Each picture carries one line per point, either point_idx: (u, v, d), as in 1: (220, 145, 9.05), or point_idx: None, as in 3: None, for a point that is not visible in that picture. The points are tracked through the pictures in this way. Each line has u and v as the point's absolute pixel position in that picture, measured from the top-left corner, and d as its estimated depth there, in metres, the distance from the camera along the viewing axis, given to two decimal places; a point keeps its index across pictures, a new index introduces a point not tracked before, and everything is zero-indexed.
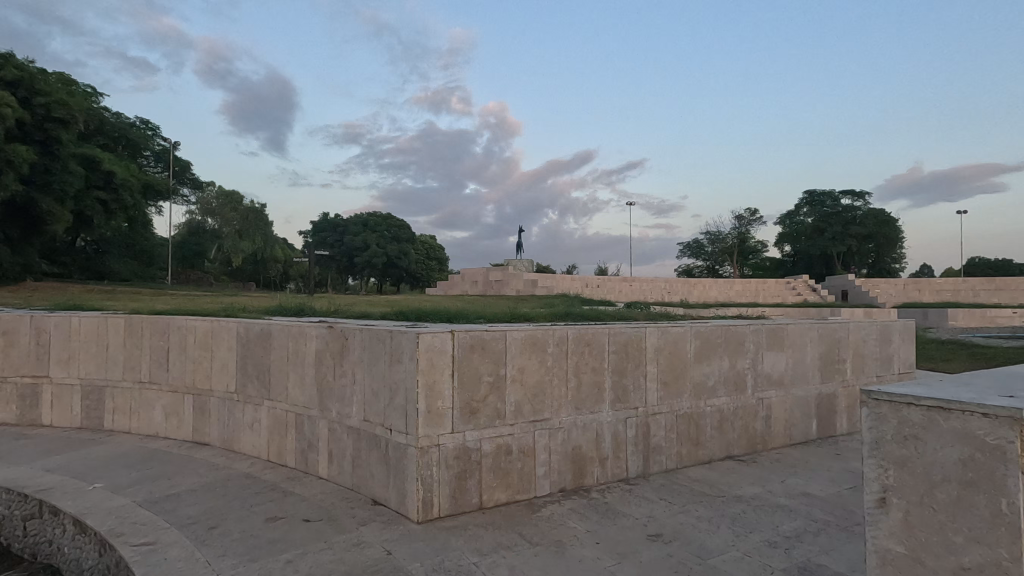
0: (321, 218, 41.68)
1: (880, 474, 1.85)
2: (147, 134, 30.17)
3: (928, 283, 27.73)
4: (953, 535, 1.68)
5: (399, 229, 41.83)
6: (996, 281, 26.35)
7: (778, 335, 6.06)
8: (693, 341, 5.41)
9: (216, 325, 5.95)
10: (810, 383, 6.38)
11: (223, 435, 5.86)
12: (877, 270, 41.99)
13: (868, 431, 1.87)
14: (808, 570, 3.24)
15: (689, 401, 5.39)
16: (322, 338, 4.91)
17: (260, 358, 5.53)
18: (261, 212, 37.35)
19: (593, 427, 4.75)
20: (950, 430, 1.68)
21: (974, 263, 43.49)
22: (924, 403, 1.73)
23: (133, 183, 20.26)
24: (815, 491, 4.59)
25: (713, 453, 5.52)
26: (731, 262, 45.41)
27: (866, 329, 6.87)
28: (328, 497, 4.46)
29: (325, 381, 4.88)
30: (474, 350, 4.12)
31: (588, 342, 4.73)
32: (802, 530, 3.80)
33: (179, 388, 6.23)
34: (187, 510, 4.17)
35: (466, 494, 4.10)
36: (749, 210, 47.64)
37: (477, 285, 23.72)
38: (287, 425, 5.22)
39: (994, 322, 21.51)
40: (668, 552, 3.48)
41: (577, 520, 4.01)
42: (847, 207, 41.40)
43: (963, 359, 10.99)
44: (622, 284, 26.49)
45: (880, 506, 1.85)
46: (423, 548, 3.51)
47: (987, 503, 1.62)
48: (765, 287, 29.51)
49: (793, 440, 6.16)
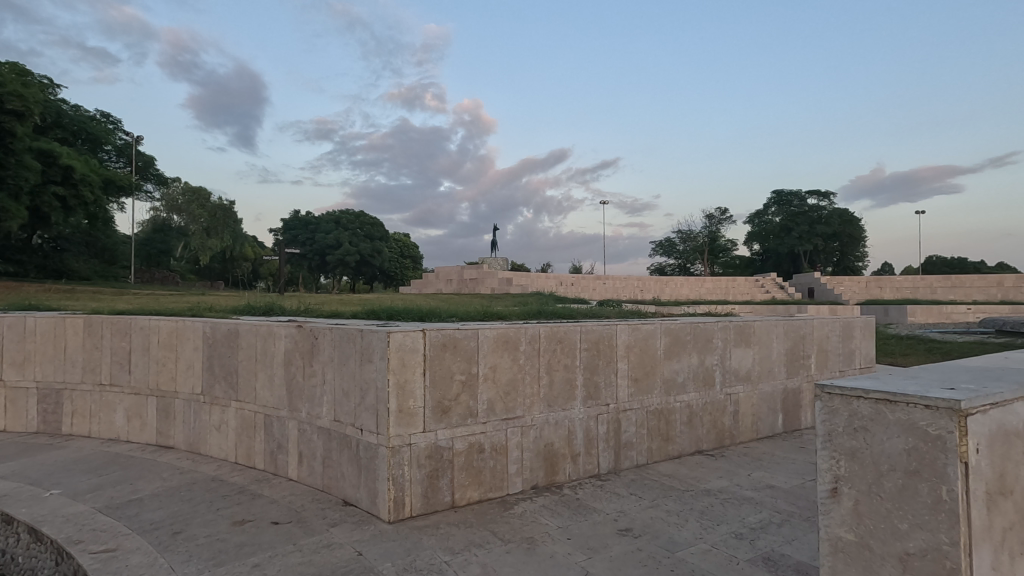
0: (292, 216, 40.69)
1: (832, 465, 1.92)
2: (108, 128, 29.18)
3: (890, 281, 28.78)
4: (899, 522, 1.75)
5: (372, 227, 41.38)
6: (953, 280, 27.49)
7: (745, 331, 6.21)
8: (663, 338, 5.49)
9: (182, 324, 5.79)
10: (776, 378, 6.55)
11: (188, 438, 5.72)
12: (842, 268, 43.35)
13: (822, 423, 1.95)
14: (772, 560, 3.33)
15: (660, 398, 5.48)
16: (290, 337, 4.83)
17: (227, 358, 5.41)
18: (229, 210, 36.42)
19: (565, 424, 4.80)
20: (896, 422, 1.75)
21: (931, 261, 45.22)
22: (873, 396, 1.80)
23: (94, 179, 19.50)
24: (779, 484, 4.72)
25: (683, 448, 5.63)
26: (702, 261, 46.40)
27: (829, 325, 7.09)
28: (298, 499, 4.40)
29: (294, 380, 4.80)
30: (445, 348, 4.11)
31: (560, 340, 4.76)
32: (766, 522, 3.91)
33: (143, 390, 6.06)
34: (150, 515, 4.06)
35: (438, 493, 4.09)
36: (719, 210, 48.65)
37: (452, 284, 23.66)
38: (256, 426, 5.13)
39: (950, 318, 22.43)
40: (637, 546, 3.54)
41: (549, 517, 4.03)
42: (814, 207, 42.47)
43: (921, 354, 11.45)
44: (596, 283, 26.83)
45: (832, 496, 1.93)
46: (394, 548, 3.49)
47: (929, 490, 1.68)
48: (736, 285, 30.16)
49: (760, 433, 6.33)
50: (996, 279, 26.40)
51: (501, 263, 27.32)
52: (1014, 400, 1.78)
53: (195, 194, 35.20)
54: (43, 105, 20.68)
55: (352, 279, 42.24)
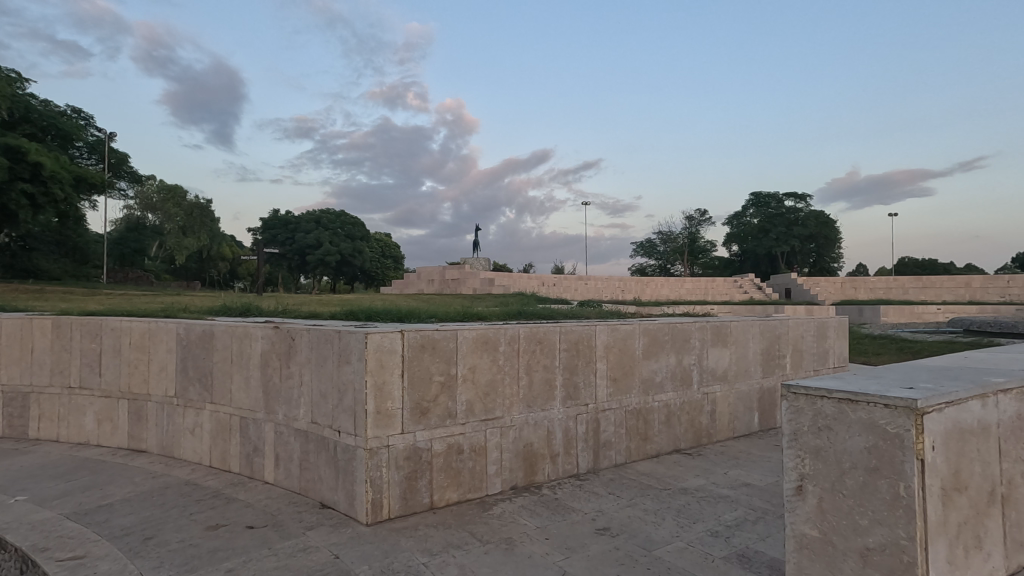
0: (271, 215, 39.93)
1: (798, 464, 1.97)
2: (80, 125, 28.45)
3: (863, 282, 29.49)
4: (860, 518, 1.80)
5: (353, 227, 41.00)
6: (924, 281, 28.25)
7: (722, 331, 6.30)
8: (641, 338, 5.54)
9: (155, 325, 5.68)
10: (752, 377, 6.66)
11: (161, 442, 5.61)
12: (819, 269, 44.24)
13: (788, 422, 1.99)
14: (747, 557, 3.39)
15: (638, 397, 5.54)
16: (267, 339, 4.77)
17: (202, 360, 5.32)
18: (207, 208, 35.74)
19: (545, 424, 4.82)
20: (858, 421, 1.80)
21: (903, 263, 46.41)
22: (836, 395, 1.84)
23: (66, 176, 18.98)
24: (755, 481, 4.81)
25: (661, 446, 5.70)
26: (682, 262, 47.01)
27: (804, 325, 7.23)
28: (274, 502, 4.34)
29: (271, 382, 4.74)
30: (424, 349, 4.10)
31: (539, 340, 4.78)
32: (742, 519, 3.98)
33: (113, 392, 5.92)
34: (120, 521, 3.97)
35: (417, 494, 4.08)
36: (699, 212, 49.33)
37: (434, 284, 23.59)
38: (231, 429, 5.06)
39: (921, 317, 23.02)
40: (615, 545, 3.57)
41: (527, 517, 4.04)
42: (791, 209, 43.23)
43: (894, 353, 11.74)
44: (578, 283, 26.99)
45: (798, 494, 1.98)
46: (371, 551, 3.47)
47: (888, 487, 1.73)
48: (715, 285, 30.61)
49: (736, 432, 6.43)
50: (964, 279, 27.15)
51: (483, 263, 27.29)
52: (969, 399, 1.84)
53: (170, 192, 34.43)
54: (10, 100, 20.03)
55: (333, 279, 41.78)
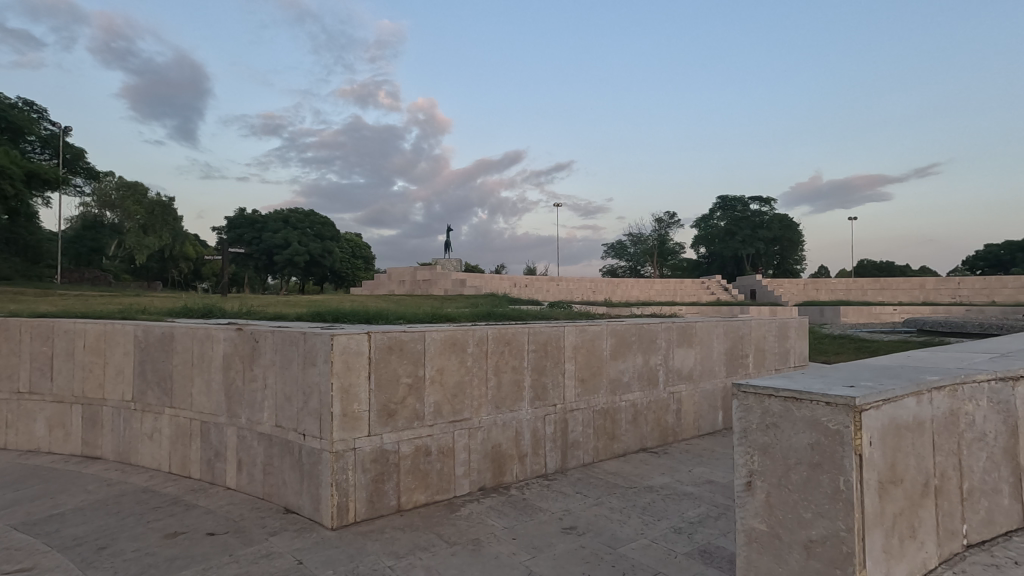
0: (237, 214, 38.87)
1: (747, 460, 2.04)
2: (32, 118, 27.19)
3: (824, 283, 30.46)
4: (804, 512, 1.87)
5: (323, 226, 40.36)
6: (881, 282, 29.34)
7: (688, 332, 6.44)
8: (609, 339, 5.62)
9: (111, 327, 5.48)
10: (716, 377, 6.81)
11: (118, 448, 5.43)
12: (783, 271, 45.47)
13: (738, 421, 2.06)
14: (708, 552, 3.47)
15: (606, 398, 5.61)
16: (229, 341, 4.67)
17: (161, 362, 5.16)
18: (170, 206, 34.54)
19: (513, 425, 4.84)
20: (802, 418, 1.87)
21: (862, 264, 48.11)
22: (782, 394, 1.92)
23: (18, 172, 18.07)
24: (718, 479, 4.92)
25: (628, 446, 5.78)
26: (652, 262, 47.78)
27: (767, 326, 7.45)
28: (236, 508, 4.25)
29: (233, 386, 4.64)
30: (391, 351, 4.07)
31: (507, 342, 4.79)
32: (704, 515, 4.08)
33: (66, 398, 5.70)
34: (72, 531, 3.83)
35: (384, 497, 4.05)
36: (668, 215, 50.30)
37: (405, 285, 23.38)
38: (192, 434, 4.93)
39: (878, 318, 23.88)
40: (581, 544, 3.62)
41: (495, 517, 4.06)
42: (756, 212, 44.38)
43: (852, 353, 12.17)
44: (549, 283, 27.18)
45: (747, 489, 2.05)
46: (336, 555, 3.43)
47: (830, 481, 1.80)
48: (683, 286, 31.25)
49: (701, 430, 6.57)
50: (918, 281, 28.31)
51: (455, 263, 27.19)
52: (905, 396, 1.94)
53: (131, 189, 33.08)
54: None
55: (301, 279, 41.02)
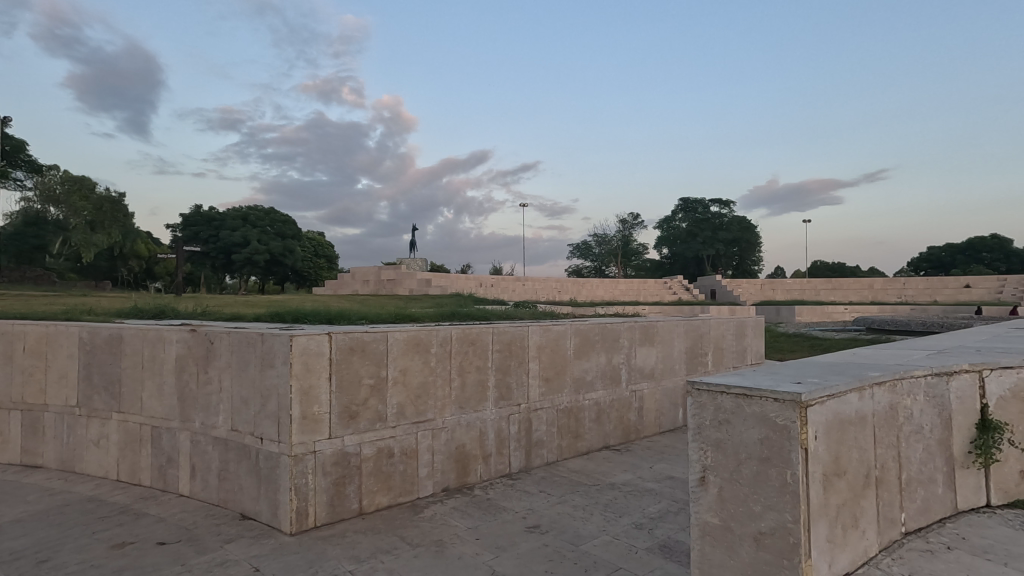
0: (193, 211, 37.45)
1: (701, 456, 2.10)
2: None
3: (781, 284, 31.53)
4: (754, 505, 1.93)
5: (284, 224, 39.37)
6: (833, 282, 30.59)
7: (650, 331, 6.56)
8: (573, 339, 5.68)
9: (54, 329, 5.21)
10: (677, 375, 6.96)
11: (61, 456, 5.17)
12: (742, 271, 46.80)
13: (692, 418, 2.12)
14: (668, 547, 3.55)
15: (570, 396, 5.67)
16: (183, 343, 4.50)
17: (109, 365, 4.93)
18: (120, 203, 33.05)
19: (477, 425, 4.83)
20: (752, 414, 1.93)
21: (816, 266, 49.89)
22: (734, 391, 1.98)
23: None
24: (678, 474, 5.03)
25: (592, 444, 5.85)
26: (617, 263, 48.48)
27: (725, 325, 7.66)
28: (189, 516, 4.11)
29: (187, 389, 4.48)
30: (353, 352, 4.01)
31: (471, 342, 4.78)
32: (665, 511, 4.16)
33: (4, 404, 5.39)
34: (9, 544, 3.63)
35: (345, 500, 3.98)
36: (632, 216, 51.21)
37: (369, 285, 22.98)
38: (141, 440, 4.73)
39: (830, 317, 24.86)
40: (544, 542, 3.64)
41: (459, 518, 4.05)
42: (716, 214, 45.56)
43: (806, 350, 12.62)
44: (516, 284, 27.26)
45: (702, 484, 2.10)
46: (295, 561, 3.35)
47: (778, 475, 1.87)
48: (646, 286, 31.81)
49: (662, 427, 6.71)
50: (867, 282, 29.62)
51: (420, 263, 27.00)
52: (848, 391, 2.03)
53: (77, 183, 31.44)
54: None
55: (261, 279, 39.85)
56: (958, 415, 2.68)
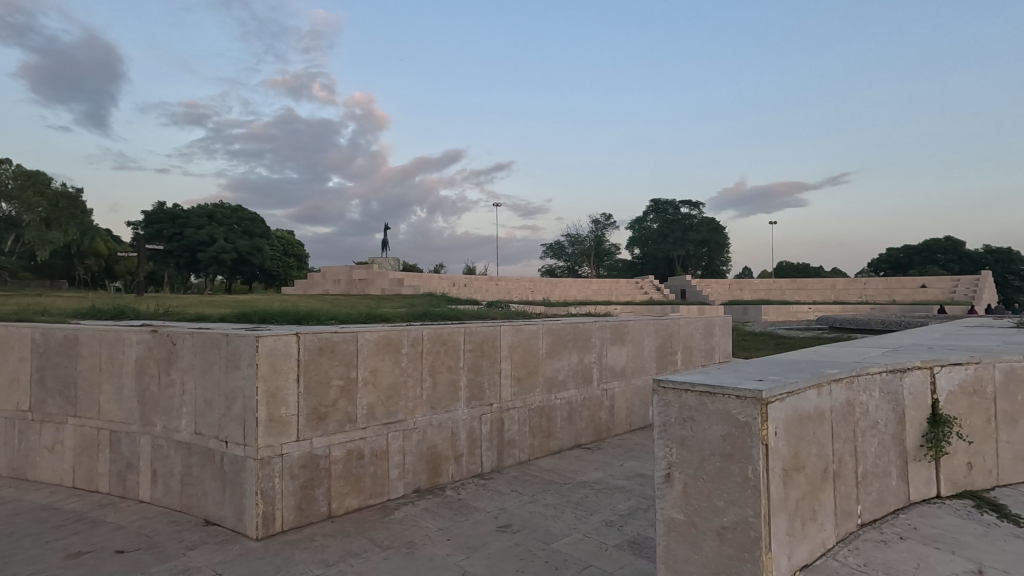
0: (156, 208, 36.25)
1: (667, 453, 2.13)
2: None
3: (748, 284, 32.28)
4: (717, 500, 1.98)
5: (252, 223, 38.46)
6: (797, 283, 31.45)
7: (621, 330, 6.64)
8: (545, 338, 5.70)
9: (4, 331, 4.98)
10: (647, 373, 7.06)
11: (12, 463, 4.95)
12: (711, 272, 47.71)
13: (658, 415, 2.15)
14: (638, 543, 3.60)
15: (542, 396, 5.69)
16: (143, 344, 4.36)
17: (64, 368, 4.74)
18: (77, 199, 31.78)
19: (448, 425, 4.81)
20: (715, 411, 1.97)
21: (782, 266, 51.14)
22: (698, 389, 2.02)
23: None
24: (647, 471, 5.11)
25: (563, 443, 5.89)
26: (589, 263, 48.89)
27: (694, 324, 7.79)
28: (150, 522, 3.98)
29: (147, 392, 4.33)
30: (322, 352, 3.94)
31: (443, 342, 4.76)
32: (634, 508, 4.22)
33: None
34: None
35: (313, 503, 3.91)
36: (604, 216, 51.69)
37: (340, 285, 22.62)
38: (99, 445, 4.56)
39: (795, 317, 25.57)
40: (515, 541, 3.65)
41: (430, 519, 4.02)
42: (687, 215, 46.28)
43: (772, 349, 12.94)
44: (489, 283, 27.23)
45: (667, 481, 2.14)
46: (261, 567, 3.28)
47: (740, 470, 1.91)
48: (618, 286, 32.15)
49: (633, 425, 6.79)
50: (830, 282, 30.56)
51: (392, 263, 26.73)
52: (807, 388, 2.09)
53: (30, 178, 30.06)
54: None
55: (228, 279, 38.85)
56: (912, 410, 2.79)
